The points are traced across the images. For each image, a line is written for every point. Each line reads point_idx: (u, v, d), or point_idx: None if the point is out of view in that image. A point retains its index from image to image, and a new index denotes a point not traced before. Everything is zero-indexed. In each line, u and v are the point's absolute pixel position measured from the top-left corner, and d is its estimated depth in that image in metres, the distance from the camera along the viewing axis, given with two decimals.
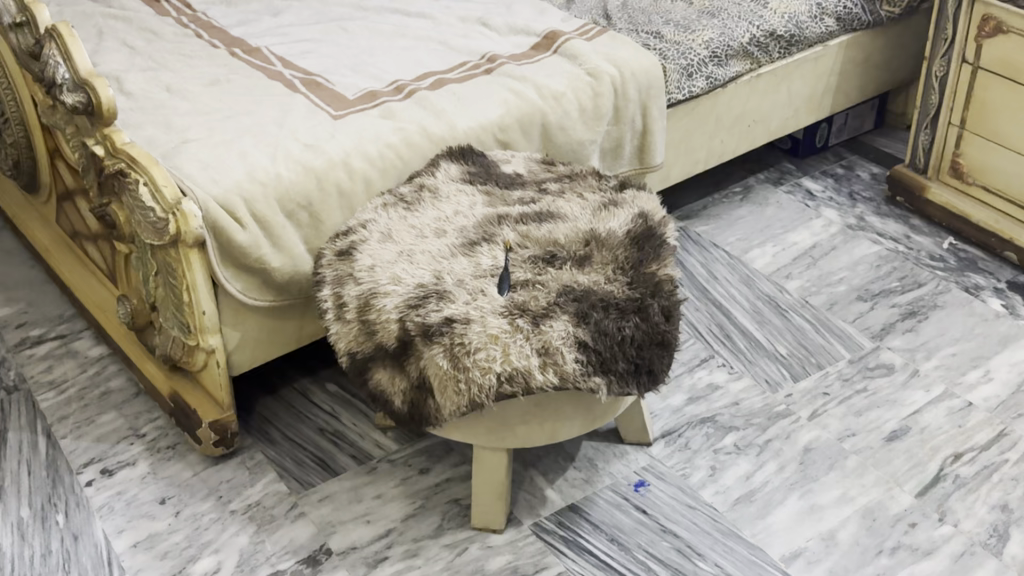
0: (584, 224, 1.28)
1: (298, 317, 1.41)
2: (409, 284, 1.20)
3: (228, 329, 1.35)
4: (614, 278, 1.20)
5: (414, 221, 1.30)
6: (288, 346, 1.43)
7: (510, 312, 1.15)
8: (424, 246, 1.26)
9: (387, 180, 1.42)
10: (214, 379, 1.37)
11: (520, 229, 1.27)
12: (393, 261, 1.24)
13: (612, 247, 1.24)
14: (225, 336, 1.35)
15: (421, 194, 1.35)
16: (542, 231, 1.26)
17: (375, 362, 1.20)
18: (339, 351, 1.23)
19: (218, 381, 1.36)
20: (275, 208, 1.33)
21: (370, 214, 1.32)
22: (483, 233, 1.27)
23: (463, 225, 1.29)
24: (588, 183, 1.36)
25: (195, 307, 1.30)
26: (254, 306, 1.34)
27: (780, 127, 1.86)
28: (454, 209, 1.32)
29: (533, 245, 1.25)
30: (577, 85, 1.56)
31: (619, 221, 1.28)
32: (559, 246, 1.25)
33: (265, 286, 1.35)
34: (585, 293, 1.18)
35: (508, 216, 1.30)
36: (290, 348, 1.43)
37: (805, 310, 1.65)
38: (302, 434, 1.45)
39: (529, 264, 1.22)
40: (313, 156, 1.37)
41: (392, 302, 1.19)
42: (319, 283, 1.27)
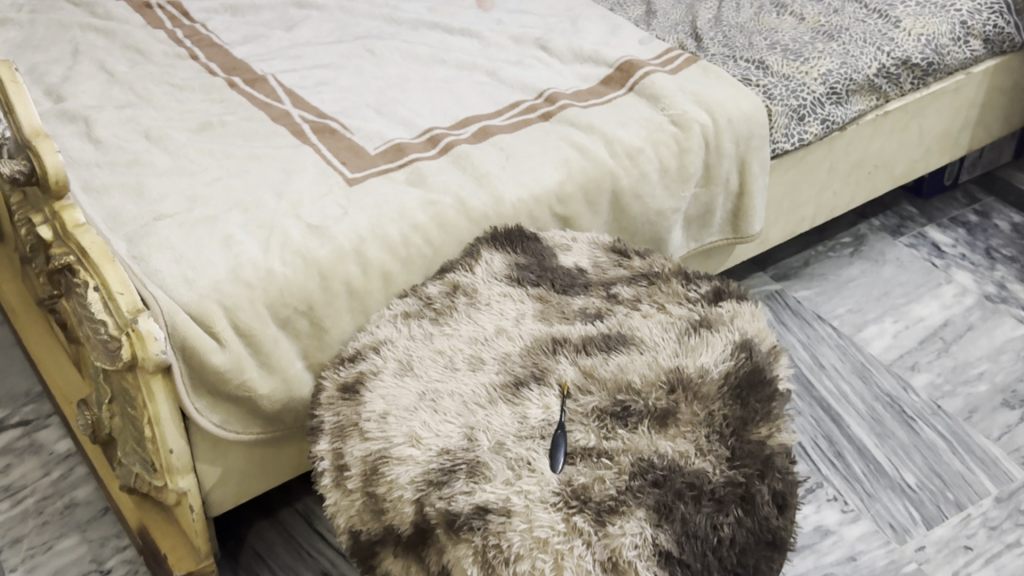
0: (667, 360, 0.96)
1: (298, 443, 1.11)
2: (431, 447, 0.90)
3: (205, 465, 1.05)
4: (709, 449, 0.89)
5: (443, 343, 0.99)
6: (285, 475, 1.14)
7: (565, 503, 0.85)
8: (454, 385, 0.95)
9: (411, 273, 1.10)
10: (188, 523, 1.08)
11: (581, 363, 0.96)
12: (411, 407, 0.93)
13: (706, 398, 0.92)
14: (201, 474, 1.05)
15: (453, 298, 1.04)
16: (610, 368, 0.95)
17: (383, 548, 0.91)
18: (337, 526, 0.93)
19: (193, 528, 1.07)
20: (265, 317, 1.02)
21: (387, 330, 1.01)
22: (533, 368, 0.96)
23: (508, 352, 0.98)
24: (672, 287, 1.04)
25: (160, 445, 1.00)
26: (236, 441, 1.04)
27: (905, 172, 1.51)
28: (496, 324, 1.01)
29: (598, 391, 0.93)
30: (658, 137, 1.22)
31: (713, 353, 0.96)
32: (634, 393, 0.93)
33: (251, 417, 1.04)
34: (670, 474, 0.87)
35: (567, 341, 0.98)
36: (287, 477, 1.14)
37: (937, 419, 1.33)
38: None
39: (593, 423, 0.91)
40: (316, 243, 1.06)
41: (408, 473, 0.89)
42: (317, 427, 0.96)
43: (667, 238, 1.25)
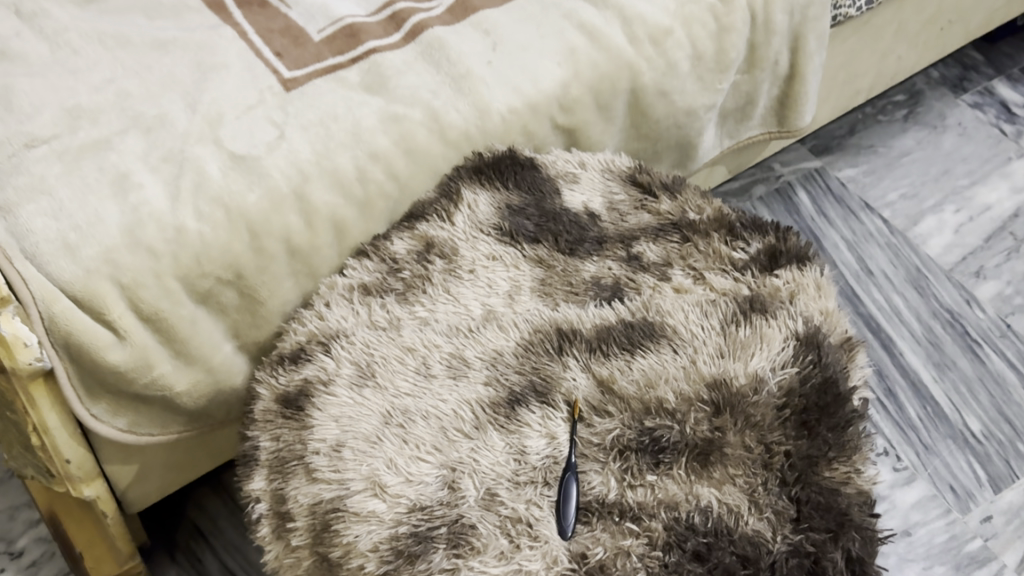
0: (709, 365, 0.73)
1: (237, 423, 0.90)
2: (399, 500, 0.68)
3: (117, 466, 0.84)
4: (766, 504, 0.68)
5: (412, 335, 0.75)
6: (224, 453, 0.93)
7: None
8: (428, 402, 0.72)
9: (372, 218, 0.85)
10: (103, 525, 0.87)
11: (596, 370, 0.73)
12: (373, 437, 0.70)
13: (761, 426, 0.70)
14: (112, 476, 0.84)
15: (427, 263, 0.79)
16: (634, 379, 0.72)
17: None
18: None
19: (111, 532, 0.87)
20: (176, 293, 0.77)
21: (341, 312, 0.77)
22: (533, 379, 0.73)
23: (499, 352, 0.74)
24: (713, 246, 0.80)
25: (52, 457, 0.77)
26: (149, 443, 0.82)
27: (982, 23, 1.24)
28: (484, 304, 0.77)
29: (619, 416, 0.71)
30: (693, 12, 0.92)
31: (770, 354, 0.73)
32: (666, 417, 0.71)
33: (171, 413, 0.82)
34: (715, 544, 0.66)
35: (576, 335, 0.74)
36: (226, 455, 0.93)
37: (1006, 344, 1.12)
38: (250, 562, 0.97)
39: (612, 463, 0.69)
40: (243, 185, 0.79)
41: (369, 537, 0.67)
42: (252, 453, 0.73)
43: (697, 141, 1.00)
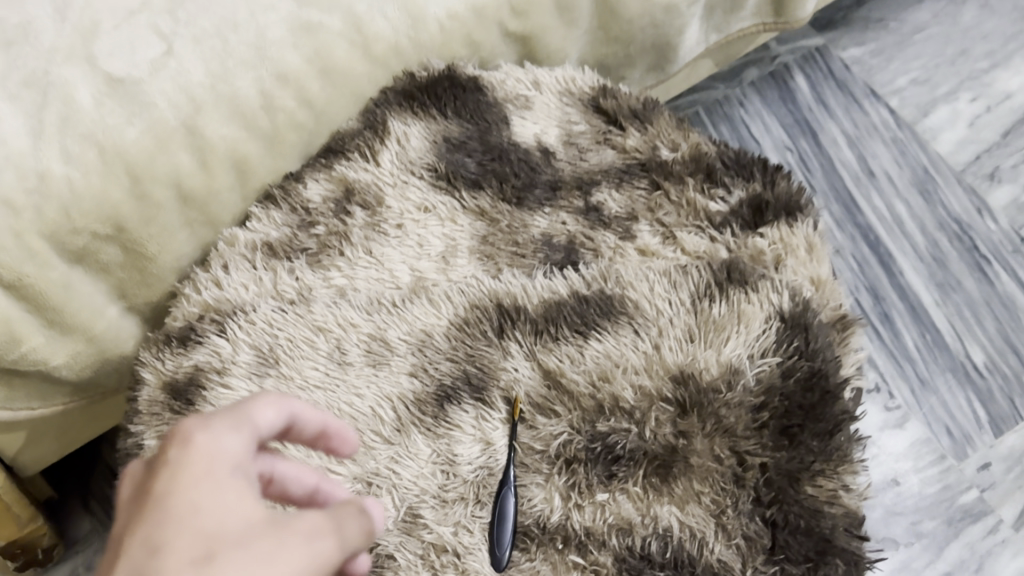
0: (675, 353, 0.61)
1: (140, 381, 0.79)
2: None
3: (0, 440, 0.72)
4: (736, 527, 0.57)
5: (323, 312, 0.63)
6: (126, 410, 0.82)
7: None
8: (341, 397, 0.60)
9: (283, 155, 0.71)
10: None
11: (541, 360, 0.61)
12: None
13: (735, 433, 0.59)
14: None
15: (346, 216, 0.68)
16: (585, 370, 0.61)
17: None
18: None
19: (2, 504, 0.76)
20: (39, 253, 0.60)
21: (241, 279, 0.65)
22: (467, 369, 0.61)
23: (427, 334, 0.63)
24: (687, 195, 0.68)
25: None
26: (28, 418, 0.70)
27: None
28: (412, 270, 0.66)
29: (566, 417, 0.60)
30: None
31: (748, 339, 0.61)
32: (622, 420, 0.60)
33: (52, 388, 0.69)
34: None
35: (519, 315, 0.63)
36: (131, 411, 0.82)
37: (1018, 261, 1.00)
38: None
39: (556, 477, 0.58)
40: (122, 115, 0.60)
41: None
42: (135, 453, 0.62)
43: (676, 43, 0.86)
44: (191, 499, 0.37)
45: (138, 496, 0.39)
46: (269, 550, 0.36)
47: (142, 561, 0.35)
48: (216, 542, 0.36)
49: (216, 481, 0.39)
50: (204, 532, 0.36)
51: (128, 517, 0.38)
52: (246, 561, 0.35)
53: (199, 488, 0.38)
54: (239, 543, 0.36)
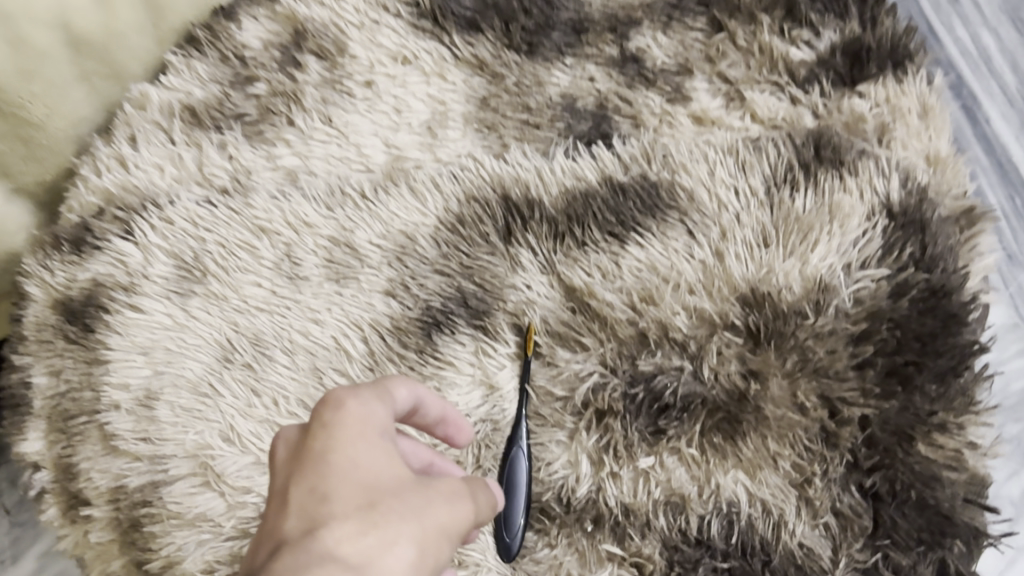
0: (743, 265, 0.45)
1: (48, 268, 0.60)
2: (243, 499, 0.43)
3: None
4: (826, 501, 0.43)
5: (264, 205, 0.47)
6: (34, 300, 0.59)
7: None
8: (292, 324, 0.45)
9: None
10: None
11: (562, 274, 0.46)
12: (203, 387, 0.44)
13: (827, 374, 0.43)
14: None
15: (295, 69, 0.52)
16: (620, 284, 0.45)
17: None
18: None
19: None
20: None
21: (154, 157, 0.50)
22: (464, 282, 0.46)
23: (409, 238, 0.47)
24: (760, 39, 0.52)
25: None
26: None
27: None
28: (386, 145, 0.50)
29: (597, 352, 0.44)
30: None
31: (843, 244, 0.45)
32: (672, 355, 0.44)
33: None
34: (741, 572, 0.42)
35: (532, 212, 0.47)
36: None
37: None
38: None
39: (584, 435, 0.43)
40: None
41: (201, 552, 0.43)
42: (23, 393, 0.48)
43: None
44: (357, 439, 0.29)
45: (286, 444, 0.30)
46: (430, 500, 0.28)
47: (312, 511, 0.27)
48: (385, 488, 0.28)
49: (376, 420, 0.30)
50: (376, 477, 0.28)
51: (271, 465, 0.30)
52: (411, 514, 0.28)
53: (359, 433, 0.29)
54: (410, 490, 0.28)
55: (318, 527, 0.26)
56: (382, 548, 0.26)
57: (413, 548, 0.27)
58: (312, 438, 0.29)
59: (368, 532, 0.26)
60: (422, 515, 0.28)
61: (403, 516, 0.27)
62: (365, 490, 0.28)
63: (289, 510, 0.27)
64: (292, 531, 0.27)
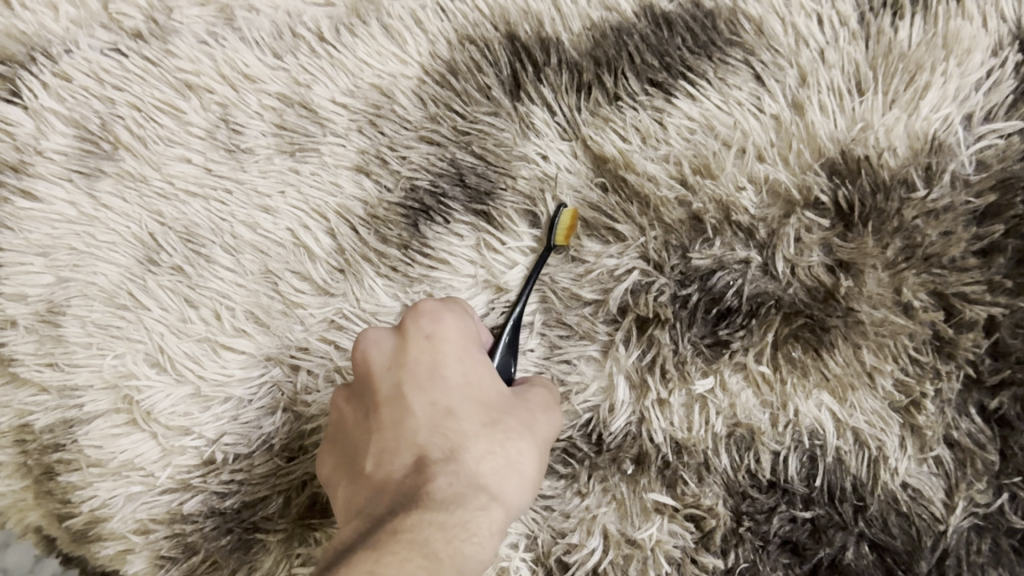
0: (829, 123, 0.34)
1: None
2: (182, 443, 0.33)
3: None
4: (940, 427, 0.32)
5: (191, 52, 0.36)
6: None
7: None
8: (233, 214, 0.34)
9: None
10: None
11: (588, 140, 0.34)
12: (121, 298, 0.34)
13: (948, 262, 0.32)
14: None
15: None
16: (664, 149, 0.34)
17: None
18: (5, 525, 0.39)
19: None
20: None
21: None
22: (456, 151, 0.35)
23: (384, 95, 0.36)
24: None
25: None
26: None
27: None
28: None
29: (636, 244, 0.34)
30: None
31: (960, 89, 0.33)
32: (735, 245, 0.34)
33: None
34: (826, 523, 0.33)
35: (547, 57, 0.35)
36: None
37: None
38: None
39: (621, 351, 0.34)
40: None
41: (130, 508, 0.34)
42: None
43: None
44: (462, 357, 0.30)
45: (378, 349, 0.31)
46: (535, 406, 0.30)
47: (439, 427, 0.28)
48: (496, 404, 0.29)
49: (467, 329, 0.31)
50: (487, 390, 0.30)
51: (364, 370, 0.31)
52: (527, 432, 0.29)
53: (461, 340, 0.30)
54: (511, 404, 0.30)
55: (453, 443, 0.28)
56: (508, 469, 0.28)
57: (524, 464, 0.28)
58: (413, 346, 0.30)
59: (497, 451, 0.28)
60: (528, 430, 0.29)
61: (515, 435, 0.29)
62: (478, 408, 0.29)
63: (409, 422, 0.29)
64: (418, 449, 0.28)
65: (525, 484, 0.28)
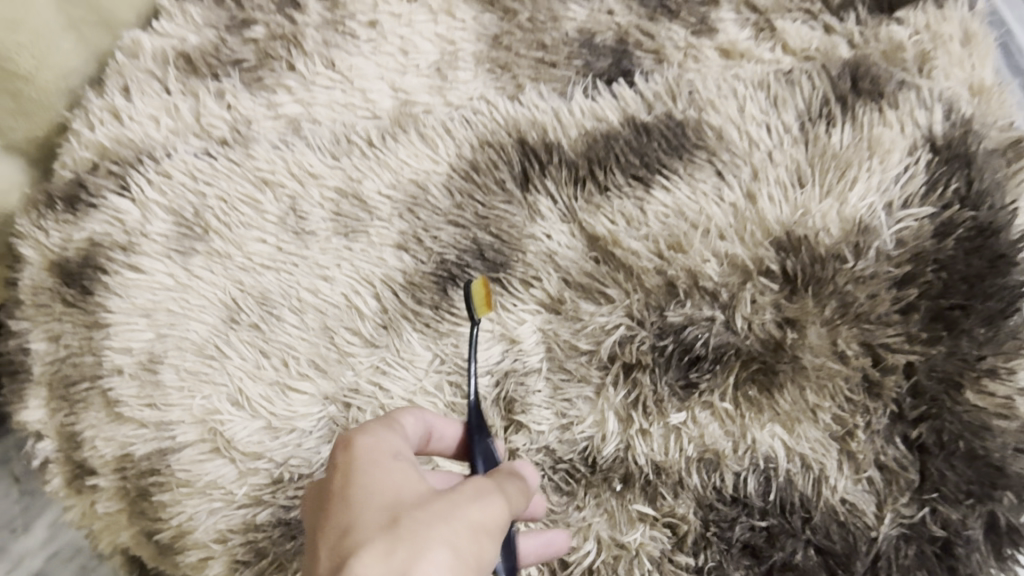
0: (777, 207, 0.42)
1: None
2: (255, 465, 0.41)
3: None
4: (868, 450, 0.40)
5: (268, 155, 0.45)
6: None
7: None
8: (298, 282, 0.43)
9: None
10: None
11: (584, 222, 0.43)
12: (209, 350, 0.42)
13: (871, 317, 0.41)
14: None
15: (294, 10, 0.49)
16: (644, 230, 0.43)
17: None
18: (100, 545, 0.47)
19: None
20: None
21: (149, 109, 0.46)
22: (478, 233, 0.43)
23: (420, 188, 0.44)
24: None
25: None
26: None
27: None
28: (393, 89, 0.47)
29: (623, 304, 0.42)
30: None
31: (882, 181, 0.42)
32: (702, 305, 0.41)
33: None
34: (781, 530, 0.40)
35: (550, 156, 0.44)
36: None
37: None
38: None
39: (610, 390, 0.41)
40: None
41: (211, 521, 0.41)
42: (21, 359, 0.45)
43: None
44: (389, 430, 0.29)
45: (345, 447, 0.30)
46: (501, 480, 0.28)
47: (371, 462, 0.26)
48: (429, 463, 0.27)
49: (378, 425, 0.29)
50: (362, 450, 0.26)
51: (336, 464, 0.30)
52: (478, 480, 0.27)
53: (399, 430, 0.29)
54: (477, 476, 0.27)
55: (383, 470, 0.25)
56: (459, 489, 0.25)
57: (491, 501, 0.25)
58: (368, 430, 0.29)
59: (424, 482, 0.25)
60: (481, 480, 0.27)
61: (373, 477, 0.25)
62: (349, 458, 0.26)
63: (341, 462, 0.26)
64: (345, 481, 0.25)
65: (491, 510, 0.25)
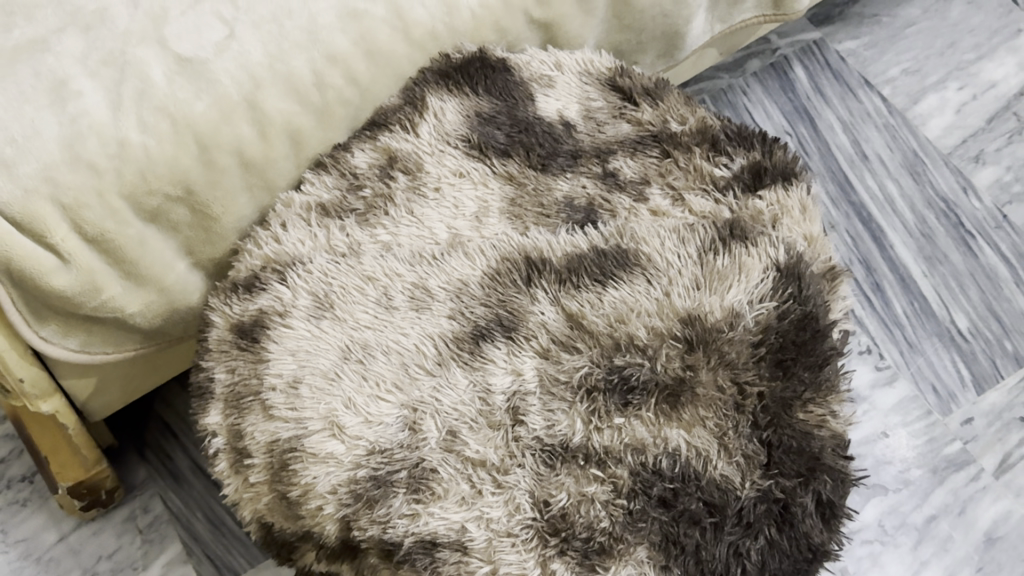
0: (684, 299, 0.69)
1: (173, 360, 0.88)
2: (357, 442, 0.65)
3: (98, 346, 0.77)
4: (733, 442, 0.65)
5: (372, 266, 0.72)
6: (171, 365, 0.88)
7: (541, 531, 0.62)
8: (388, 336, 0.69)
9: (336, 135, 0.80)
10: (53, 433, 0.83)
11: (566, 305, 0.70)
12: (331, 373, 0.68)
13: (736, 362, 0.67)
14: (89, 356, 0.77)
15: (389, 180, 0.78)
16: (601, 309, 0.69)
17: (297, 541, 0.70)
18: (243, 513, 0.72)
19: (60, 406, 0.81)
20: (117, 211, 0.68)
21: (299, 235, 0.75)
22: (500, 310, 0.70)
23: (464, 283, 0.72)
24: (694, 162, 0.78)
25: (45, 354, 0.75)
26: (134, 326, 0.77)
27: None
28: (449, 228, 0.75)
29: (587, 353, 0.68)
30: None
31: (748, 287, 0.69)
32: (636, 356, 0.67)
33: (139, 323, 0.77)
34: (682, 490, 0.63)
35: (544, 267, 0.72)
36: (173, 363, 0.88)
37: (1000, 236, 1.13)
38: (200, 496, 0.96)
39: (579, 404, 0.66)
40: (190, 92, 0.69)
41: (327, 479, 0.65)
42: (207, 385, 0.72)
43: (683, 41, 0.98)
44: None
45: None
46: None
47: None
48: None
49: None
50: None
51: None
52: None
53: None
54: None
55: None
56: None
57: None
58: None
59: None
60: None
61: None
62: None
63: None
64: None
65: None
